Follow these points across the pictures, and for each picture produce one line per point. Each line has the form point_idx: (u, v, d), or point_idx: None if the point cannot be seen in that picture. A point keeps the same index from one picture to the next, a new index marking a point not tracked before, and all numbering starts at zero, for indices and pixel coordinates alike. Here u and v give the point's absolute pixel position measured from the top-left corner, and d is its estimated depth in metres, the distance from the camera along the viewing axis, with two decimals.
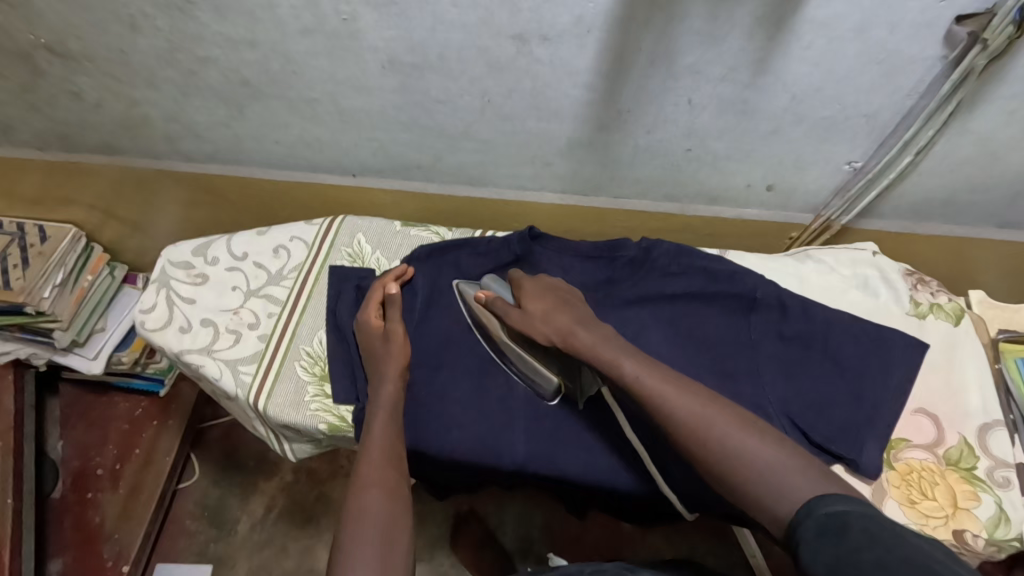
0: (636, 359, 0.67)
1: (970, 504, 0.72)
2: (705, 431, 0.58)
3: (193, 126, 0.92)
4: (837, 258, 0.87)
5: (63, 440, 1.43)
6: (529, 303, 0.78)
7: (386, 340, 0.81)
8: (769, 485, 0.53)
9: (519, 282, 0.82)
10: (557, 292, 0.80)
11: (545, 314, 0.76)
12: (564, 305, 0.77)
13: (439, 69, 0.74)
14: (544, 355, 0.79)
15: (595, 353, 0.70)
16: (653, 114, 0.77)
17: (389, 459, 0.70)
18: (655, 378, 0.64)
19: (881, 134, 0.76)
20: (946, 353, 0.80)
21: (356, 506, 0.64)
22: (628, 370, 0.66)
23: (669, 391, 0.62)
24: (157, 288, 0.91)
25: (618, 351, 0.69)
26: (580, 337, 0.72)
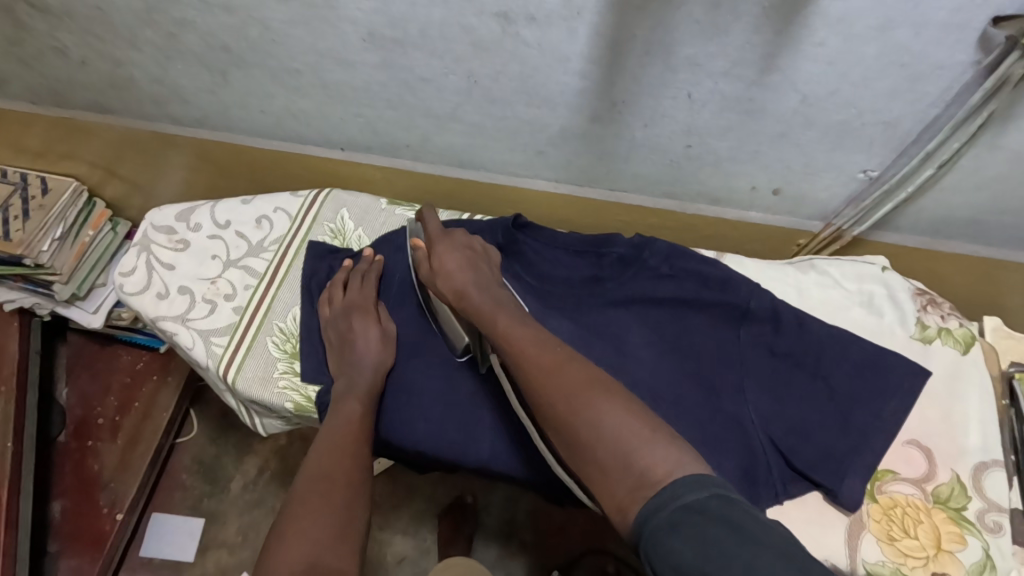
0: (514, 318, 0.66)
1: (954, 546, 0.66)
2: (562, 397, 0.57)
3: (177, 89, 0.90)
4: (842, 272, 0.81)
5: (68, 387, 1.46)
6: (437, 255, 0.76)
7: (382, 329, 0.79)
8: (617, 457, 0.52)
9: (430, 233, 0.80)
10: (471, 249, 0.77)
11: (445, 265, 0.74)
12: (472, 264, 0.75)
13: (421, 45, 0.70)
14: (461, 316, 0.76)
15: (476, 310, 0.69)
16: (651, 107, 0.71)
17: (360, 435, 0.71)
18: (527, 339, 0.63)
19: (902, 144, 0.69)
20: (949, 386, 0.73)
21: (320, 473, 0.66)
22: (501, 328, 0.65)
23: (535, 354, 0.61)
24: (139, 252, 0.89)
25: (501, 311, 0.67)
26: (468, 296, 0.71)
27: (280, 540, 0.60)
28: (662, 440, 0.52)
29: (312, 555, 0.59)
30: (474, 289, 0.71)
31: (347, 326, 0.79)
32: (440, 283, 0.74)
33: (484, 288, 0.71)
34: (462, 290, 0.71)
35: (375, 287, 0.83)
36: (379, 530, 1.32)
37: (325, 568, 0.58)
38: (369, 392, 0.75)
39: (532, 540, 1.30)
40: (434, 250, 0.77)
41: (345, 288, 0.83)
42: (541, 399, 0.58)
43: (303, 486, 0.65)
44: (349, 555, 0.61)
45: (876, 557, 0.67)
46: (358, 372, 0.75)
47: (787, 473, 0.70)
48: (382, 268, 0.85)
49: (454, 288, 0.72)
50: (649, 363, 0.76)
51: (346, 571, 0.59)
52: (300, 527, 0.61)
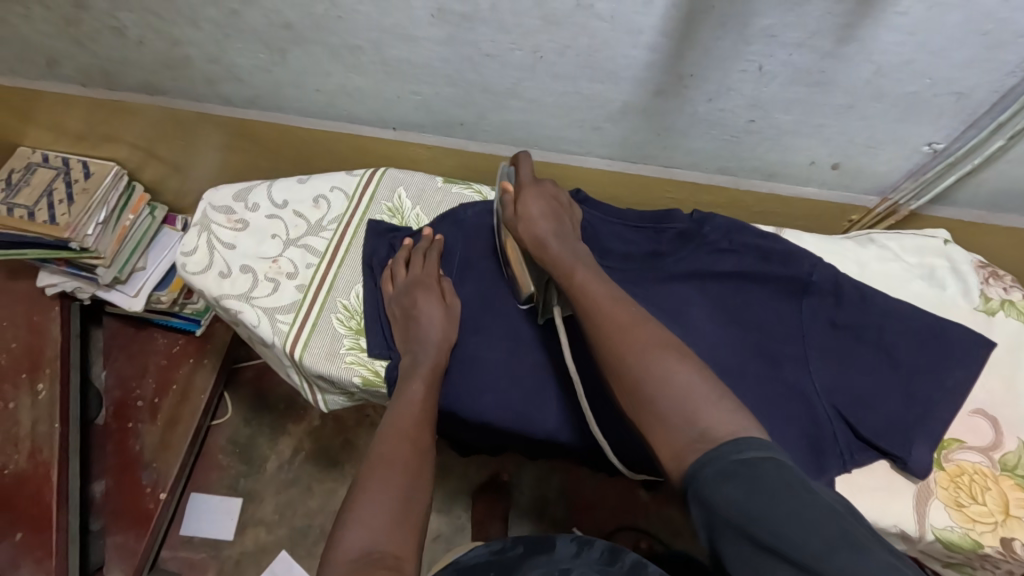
0: (592, 274, 0.68)
1: (1022, 512, 0.67)
2: (635, 349, 0.59)
3: (234, 68, 0.90)
4: (902, 245, 0.81)
5: (107, 370, 1.48)
6: (523, 201, 0.78)
7: (445, 306, 0.80)
8: (676, 409, 0.54)
9: (520, 180, 0.81)
10: (555, 203, 0.78)
11: (529, 213, 0.76)
12: (555, 217, 0.76)
13: (490, 20, 0.70)
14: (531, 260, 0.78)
15: (556, 261, 0.71)
16: (717, 81, 0.71)
17: (423, 424, 0.71)
18: (608, 296, 0.65)
19: (971, 115, 0.69)
20: (1016, 355, 0.74)
21: (382, 458, 0.66)
22: (580, 283, 0.67)
23: (614, 308, 0.63)
24: (199, 231, 0.90)
25: (581, 264, 0.69)
26: (549, 245, 0.72)
27: (342, 524, 0.60)
28: (723, 403, 0.54)
29: (372, 539, 0.58)
30: (555, 240, 0.73)
31: (412, 301, 0.80)
32: (522, 230, 0.76)
33: (565, 243, 0.73)
34: (542, 239, 0.73)
35: (436, 264, 0.84)
36: None
37: (382, 553, 0.57)
38: (433, 372, 0.75)
39: (565, 517, 1.33)
40: (521, 196, 0.79)
41: (407, 265, 0.84)
42: (613, 348, 0.61)
43: (364, 471, 0.65)
44: (409, 542, 0.59)
45: (945, 523, 0.68)
46: (425, 347, 0.77)
47: (854, 443, 0.72)
48: (442, 247, 0.86)
49: (536, 238, 0.74)
50: (714, 337, 0.77)
51: (405, 556, 0.57)
52: (362, 511, 0.60)
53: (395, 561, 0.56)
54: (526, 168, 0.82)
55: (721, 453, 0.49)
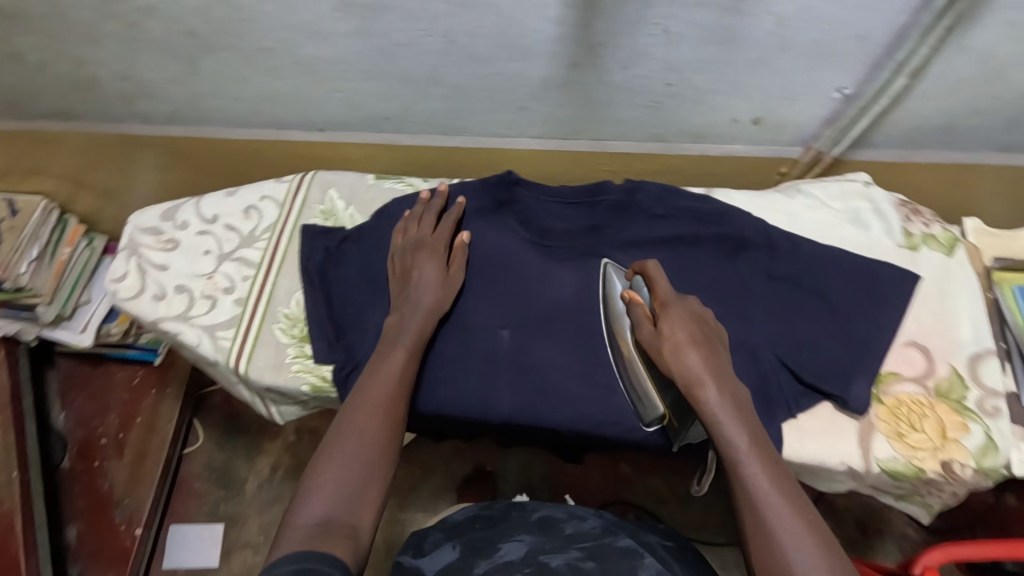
0: (760, 452, 0.58)
1: (959, 434, 0.70)
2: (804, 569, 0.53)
3: (145, 85, 0.88)
4: (827, 191, 0.83)
5: (65, 412, 1.44)
6: (666, 327, 0.66)
7: (446, 277, 0.78)
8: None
9: (660, 294, 0.70)
10: (701, 325, 0.66)
11: (675, 348, 0.64)
12: (708, 344, 0.65)
13: (395, 8, 0.69)
14: (660, 382, 0.72)
15: (716, 421, 0.60)
16: (629, 48, 0.72)
17: (400, 395, 0.69)
18: (774, 483, 0.56)
19: (875, 57, 0.71)
20: (940, 284, 0.77)
21: (352, 427, 0.66)
22: (746, 468, 0.57)
23: (780, 502, 0.56)
24: (128, 256, 0.88)
25: (743, 427, 0.59)
26: (704, 393, 0.61)
27: (306, 490, 0.62)
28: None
29: (330, 509, 0.60)
30: (716, 382, 0.62)
31: (411, 262, 0.79)
32: (669, 365, 0.64)
33: (724, 386, 0.62)
34: (698, 381, 0.62)
35: (450, 229, 0.82)
36: (399, 510, 1.34)
37: (338, 522, 0.59)
38: (416, 341, 0.74)
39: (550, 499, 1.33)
40: (661, 317, 0.67)
41: (422, 223, 0.82)
42: (778, 560, 0.54)
43: (334, 437, 0.65)
44: (367, 511, 0.61)
45: (887, 454, 0.70)
46: (413, 312, 0.75)
47: (798, 389, 0.73)
48: (462, 211, 0.84)
49: (689, 377, 0.62)
50: None
51: (361, 526, 0.60)
52: (325, 481, 0.62)
53: (350, 531, 0.59)
54: (653, 271, 0.72)
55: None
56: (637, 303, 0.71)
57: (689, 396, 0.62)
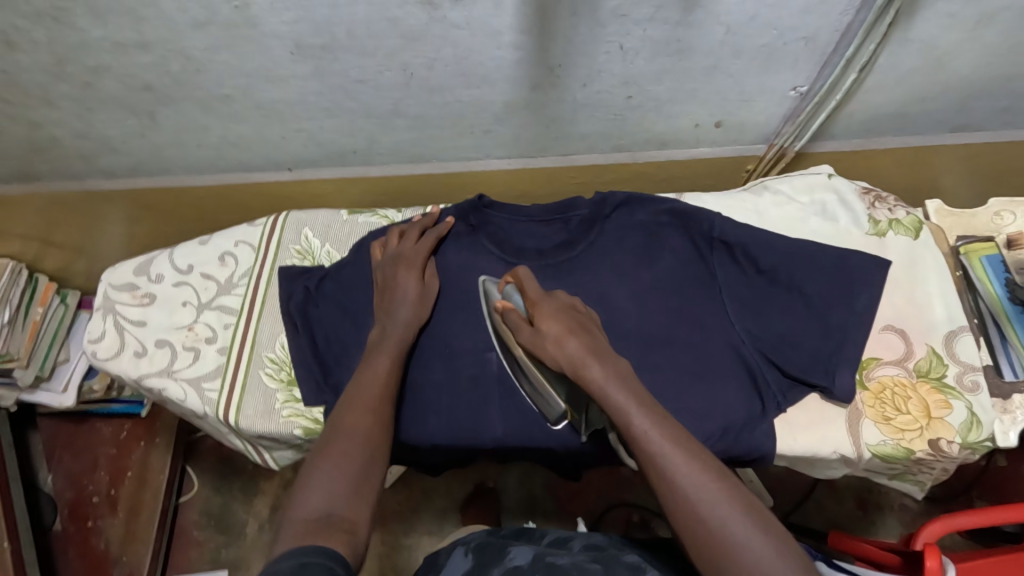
0: (647, 409, 0.60)
1: (943, 412, 0.72)
2: (712, 509, 0.54)
3: (106, 140, 0.87)
4: (793, 186, 0.85)
5: (53, 472, 1.41)
6: (545, 323, 0.69)
7: (422, 282, 0.79)
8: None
9: (531, 294, 0.73)
10: (576, 317, 0.70)
11: (555, 340, 0.67)
12: (581, 330, 0.68)
13: (352, 47, 0.69)
14: (554, 379, 0.73)
15: (605, 392, 0.61)
16: (586, 66, 0.73)
17: (388, 397, 0.70)
18: (668, 437, 0.58)
19: (823, 55, 0.73)
20: (908, 268, 0.79)
21: (345, 428, 0.65)
22: (638, 431, 0.58)
23: (678, 456, 0.57)
24: (104, 315, 0.87)
25: (630, 395, 0.61)
26: (591, 369, 0.63)
27: (299, 489, 0.59)
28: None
29: (326, 506, 0.57)
30: (596, 360, 0.64)
31: (392, 276, 0.79)
32: (552, 356, 0.67)
33: (607, 363, 0.64)
34: (580, 363, 0.64)
35: (431, 243, 0.82)
36: (406, 536, 1.33)
37: (338, 517, 0.56)
38: (399, 350, 0.74)
39: (553, 509, 1.33)
40: (538, 315, 0.70)
41: (404, 238, 0.83)
42: (691, 513, 0.55)
43: (327, 436, 0.65)
44: (362, 505, 0.59)
45: (877, 438, 0.72)
46: (397, 322, 0.76)
47: (784, 383, 0.75)
48: (449, 229, 0.85)
49: (574, 363, 0.65)
50: (637, 311, 0.79)
51: (359, 520, 0.57)
52: (319, 479, 0.60)
53: (350, 526, 0.56)
54: (524, 271, 0.76)
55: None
56: (511, 309, 0.74)
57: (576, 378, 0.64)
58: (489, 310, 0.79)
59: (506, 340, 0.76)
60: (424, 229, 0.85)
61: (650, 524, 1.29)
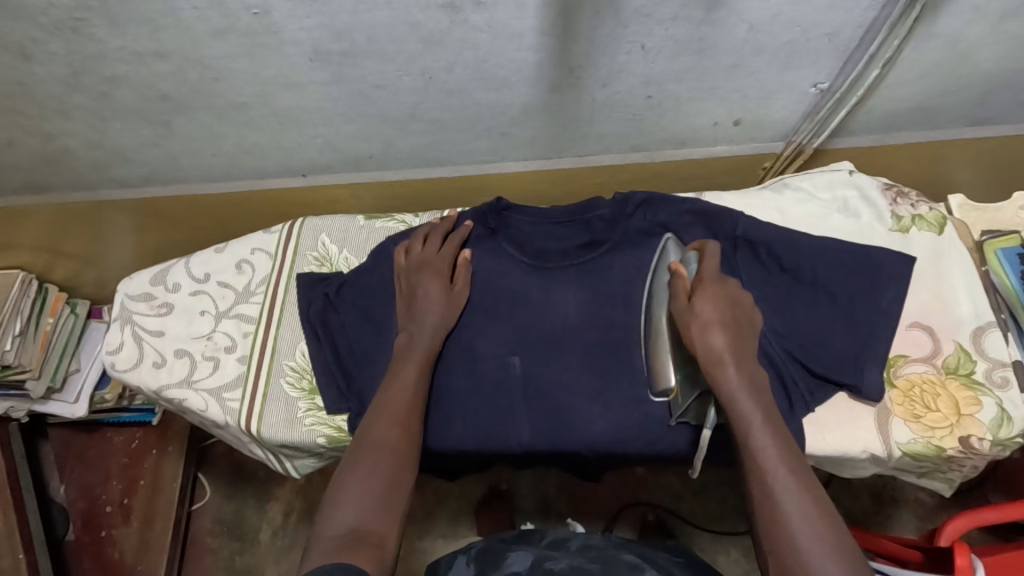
0: (771, 428, 0.63)
1: (973, 409, 0.71)
2: (803, 533, 0.56)
3: (119, 150, 0.86)
4: (814, 184, 0.84)
5: (65, 482, 1.41)
6: (701, 304, 0.69)
7: (448, 293, 0.79)
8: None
9: (702, 272, 0.72)
10: (733, 309, 0.70)
11: (704, 325, 0.68)
12: (736, 326, 0.69)
13: (372, 52, 0.69)
14: (681, 358, 0.73)
15: (733, 399, 0.64)
16: (607, 67, 0.72)
17: (413, 410, 0.70)
18: (784, 457, 0.61)
19: (846, 51, 0.72)
20: (933, 264, 0.78)
21: (374, 442, 0.66)
22: (757, 444, 0.62)
23: (788, 476, 0.60)
24: (122, 325, 0.86)
25: (758, 409, 0.64)
26: (728, 370, 0.66)
27: (332, 502, 0.61)
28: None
29: (355, 520, 0.59)
30: (735, 363, 0.66)
31: (416, 284, 0.79)
32: (694, 340, 0.68)
33: (746, 371, 0.67)
34: (724, 359, 0.66)
35: (455, 248, 0.82)
36: (421, 539, 1.33)
37: (366, 532, 0.58)
38: (426, 361, 0.74)
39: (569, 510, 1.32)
40: (697, 293, 0.70)
41: (426, 242, 0.83)
42: (782, 530, 0.57)
43: (354, 450, 0.66)
44: (390, 519, 0.60)
45: (907, 437, 0.71)
46: (423, 330, 0.76)
47: (812, 382, 0.74)
48: (468, 232, 0.84)
49: (712, 357, 0.67)
50: None
51: (384, 534, 0.59)
52: (352, 492, 0.62)
53: (377, 541, 0.58)
54: (709, 245, 0.74)
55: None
56: (681, 274, 0.72)
57: (709, 373, 0.66)
58: (658, 267, 0.77)
59: (651, 305, 0.75)
60: (444, 234, 0.84)
61: (666, 522, 1.28)
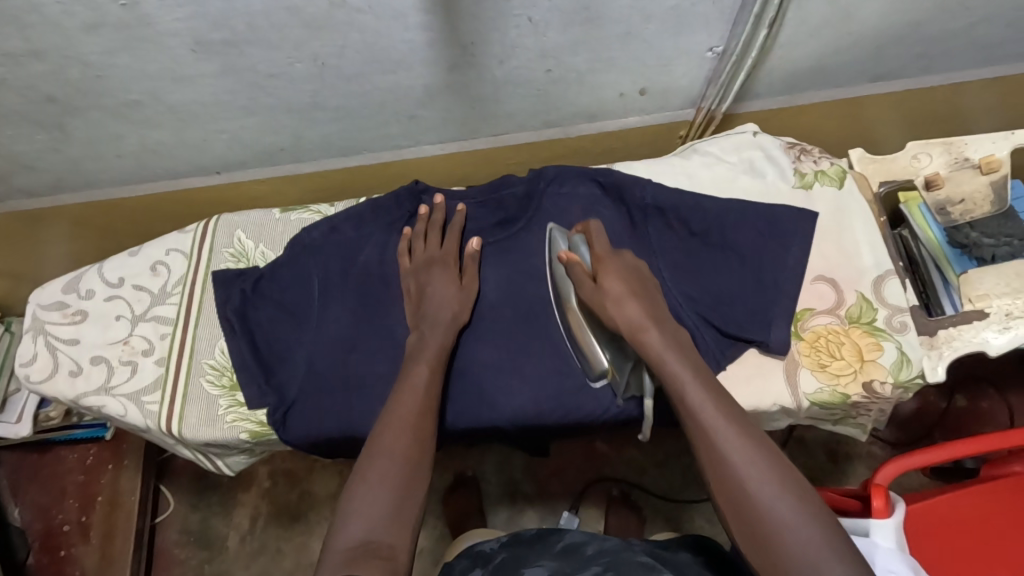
0: (686, 359, 0.66)
1: (875, 355, 0.73)
2: (739, 456, 0.59)
3: (18, 157, 0.85)
4: (721, 147, 0.85)
5: (19, 506, 1.38)
6: (607, 281, 0.71)
7: (461, 289, 0.78)
8: (791, 551, 0.53)
9: (597, 251, 0.74)
10: (641, 281, 0.72)
11: (615, 299, 0.70)
12: (642, 290, 0.71)
13: (255, 40, 0.68)
14: (605, 341, 0.74)
15: (649, 346, 0.67)
16: (499, 43, 0.72)
17: (427, 415, 0.68)
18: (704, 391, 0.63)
19: (732, 13, 0.73)
20: (836, 218, 0.80)
21: (382, 449, 0.64)
22: (682, 384, 0.64)
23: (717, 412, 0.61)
24: (34, 337, 0.84)
25: (675, 351, 0.66)
26: (646, 333, 0.68)
27: (344, 514, 0.60)
28: (840, 549, 0.53)
29: (370, 532, 0.58)
30: (655, 328, 0.68)
31: (427, 280, 0.78)
32: (611, 312, 0.70)
33: (662, 328, 0.69)
34: (640, 324, 0.68)
35: (457, 242, 0.81)
36: None
37: (377, 544, 0.57)
38: (439, 362, 0.73)
39: (533, 490, 1.33)
40: (599, 271, 0.73)
41: (426, 240, 0.81)
42: (723, 466, 0.59)
43: (363, 457, 0.64)
44: (402, 530, 0.59)
45: (814, 386, 0.73)
46: (435, 327, 0.75)
47: (723, 341, 0.75)
48: (463, 219, 0.83)
49: (633, 326, 0.69)
50: None
51: (400, 546, 0.58)
52: (362, 503, 0.60)
53: (389, 552, 0.57)
54: (593, 222, 0.77)
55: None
56: (576, 261, 0.74)
57: (634, 340, 0.68)
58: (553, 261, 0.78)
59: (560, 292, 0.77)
60: (441, 227, 0.83)
61: (630, 496, 1.30)
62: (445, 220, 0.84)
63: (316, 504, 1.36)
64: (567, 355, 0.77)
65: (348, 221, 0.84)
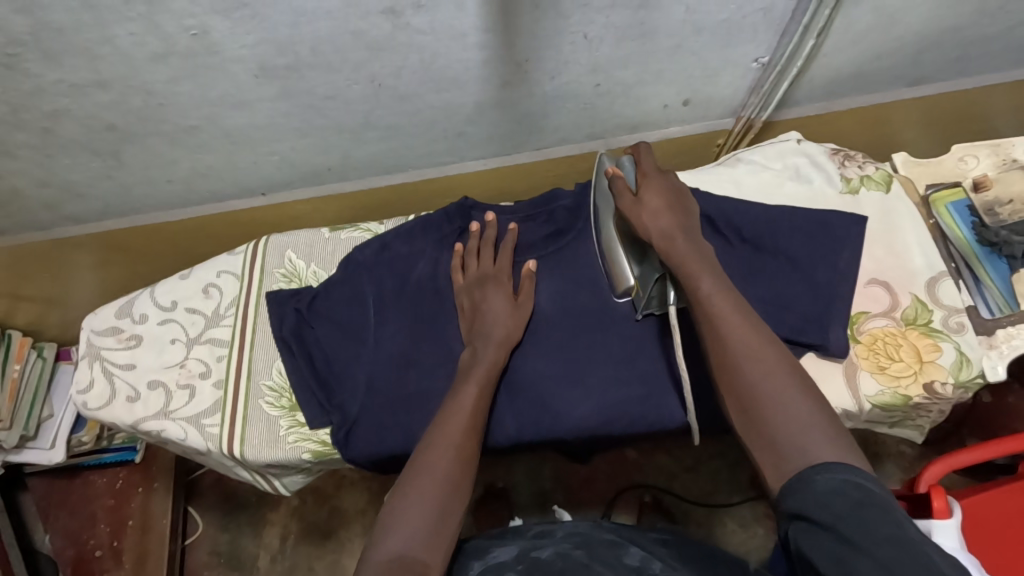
0: (715, 275, 0.64)
1: (934, 356, 0.74)
2: (746, 353, 0.59)
3: (70, 186, 0.85)
4: (766, 155, 0.86)
5: (50, 532, 1.37)
6: (646, 195, 0.71)
7: (516, 305, 0.79)
8: (789, 440, 0.54)
9: (642, 169, 0.74)
10: (678, 196, 0.72)
11: (652, 211, 0.70)
12: (681, 209, 0.71)
13: (317, 64, 0.69)
14: (636, 255, 0.77)
15: (681, 263, 0.65)
16: (553, 59, 0.73)
17: (473, 434, 0.68)
18: (726, 300, 0.62)
19: (781, 24, 0.74)
20: (885, 221, 0.81)
21: (428, 462, 0.64)
22: (705, 290, 0.63)
23: (732, 315, 0.61)
24: (90, 363, 0.84)
25: (702, 262, 0.65)
26: (668, 235, 0.68)
27: (384, 527, 0.60)
28: (832, 441, 0.53)
29: (407, 547, 0.58)
30: (683, 239, 0.67)
31: (481, 297, 0.78)
32: (642, 224, 0.70)
33: (691, 239, 0.68)
34: (669, 235, 0.68)
35: (509, 259, 0.82)
36: None
37: (413, 559, 0.57)
38: (489, 379, 0.73)
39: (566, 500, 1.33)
40: (642, 185, 0.73)
41: (479, 257, 0.82)
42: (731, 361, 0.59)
43: (406, 469, 0.65)
44: (438, 549, 0.59)
45: (875, 389, 0.74)
46: (491, 343, 0.75)
47: (781, 347, 0.75)
48: (515, 239, 0.83)
49: (661, 235, 0.68)
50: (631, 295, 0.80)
51: (433, 566, 0.58)
52: (404, 519, 0.60)
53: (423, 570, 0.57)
54: (644, 144, 0.77)
55: (814, 473, 0.50)
56: (620, 175, 0.74)
57: (660, 249, 0.68)
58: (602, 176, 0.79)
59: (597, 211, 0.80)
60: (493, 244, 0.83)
61: (663, 502, 1.29)
62: (497, 238, 0.84)
63: (347, 519, 1.34)
64: (625, 367, 0.78)
65: (402, 241, 0.84)
